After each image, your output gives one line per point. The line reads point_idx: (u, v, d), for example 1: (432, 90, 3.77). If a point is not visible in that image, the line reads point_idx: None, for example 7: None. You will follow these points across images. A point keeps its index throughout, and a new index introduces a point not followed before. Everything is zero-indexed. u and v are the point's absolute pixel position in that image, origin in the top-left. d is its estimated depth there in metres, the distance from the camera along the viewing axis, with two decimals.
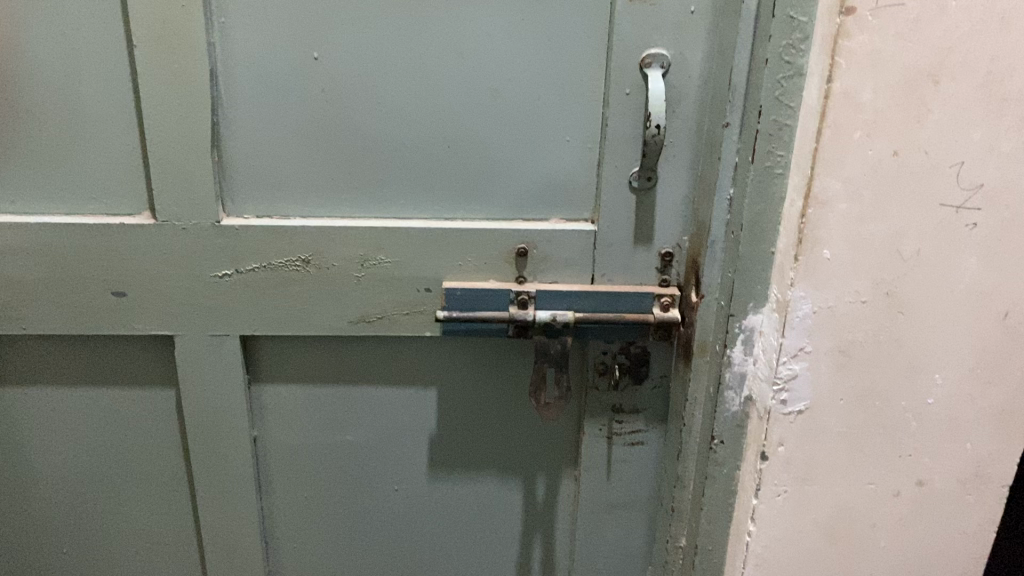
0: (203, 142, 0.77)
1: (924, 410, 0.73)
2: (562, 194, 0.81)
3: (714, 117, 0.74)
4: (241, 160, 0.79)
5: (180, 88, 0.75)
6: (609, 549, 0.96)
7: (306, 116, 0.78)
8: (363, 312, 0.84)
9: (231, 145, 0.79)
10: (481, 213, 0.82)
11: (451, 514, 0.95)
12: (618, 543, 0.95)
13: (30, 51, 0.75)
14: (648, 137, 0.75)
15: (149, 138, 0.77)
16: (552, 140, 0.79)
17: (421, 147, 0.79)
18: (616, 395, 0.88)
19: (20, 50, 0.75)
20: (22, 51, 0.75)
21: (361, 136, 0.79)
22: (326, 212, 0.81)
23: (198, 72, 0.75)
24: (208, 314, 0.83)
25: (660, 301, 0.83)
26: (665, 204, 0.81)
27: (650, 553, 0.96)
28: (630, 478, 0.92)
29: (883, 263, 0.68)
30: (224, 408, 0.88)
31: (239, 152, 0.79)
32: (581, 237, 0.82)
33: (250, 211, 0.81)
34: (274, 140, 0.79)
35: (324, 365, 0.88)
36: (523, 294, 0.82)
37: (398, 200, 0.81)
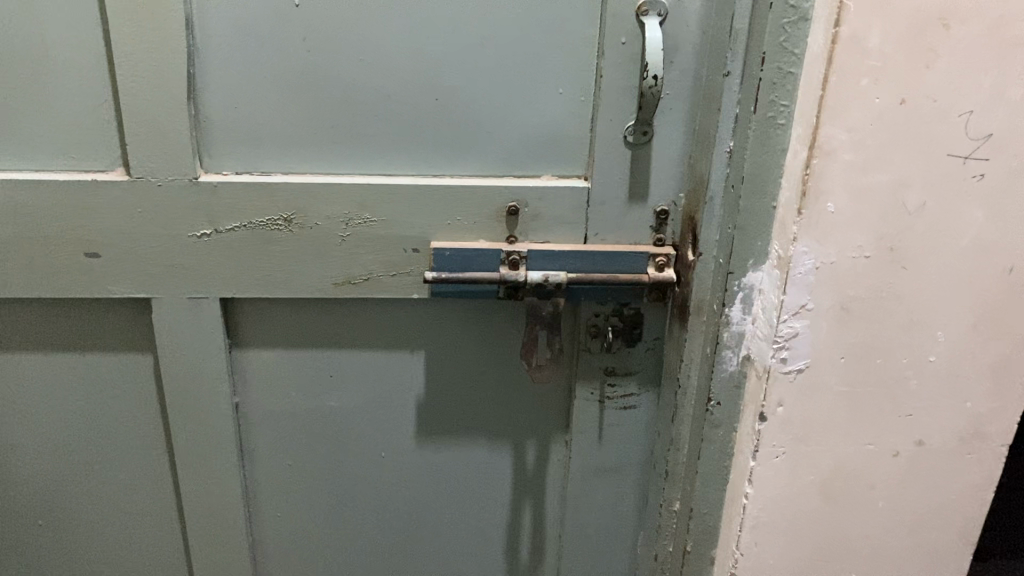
0: (179, 95, 0.73)
1: (925, 368, 0.72)
2: (554, 149, 0.79)
3: (713, 68, 0.71)
4: (219, 114, 0.76)
5: (154, 35, 0.71)
6: (600, 514, 0.94)
7: (287, 69, 0.74)
8: (347, 274, 0.81)
9: (209, 99, 0.75)
10: (469, 170, 0.79)
11: (439, 481, 0.93)
12: (609, 510, 0.94)
13: None
14: (645, 88, 0.72)
15: (121, 90, 0.73)
16: (544, 94, 0.77)
17: (408, 100, 0.76)
18: (609, 358, 0.86)
19: None
20: None
21: (345, 89, 0.75)
22: (308, 168, 0.78)
23: (174, 19, 0.71)
24: (186, 275, 0.80)
25: (654, 261, 0.81)
26: (661, 160, 0.78)
27: (642, 518, 0.95)
28: (622, 442, 0.91)
29: (887, 216, 0.66)
30: (204, 373, 0.85)
31: (217, 105, 0.75)
32: (573, 194, 0.79)
33: (229, 168, 0.78)
34: (254, 93, 0.75)
35: (308, 330, 0.85)
36: (514, 254, 0.80)
37: (385, 156, 0.78)
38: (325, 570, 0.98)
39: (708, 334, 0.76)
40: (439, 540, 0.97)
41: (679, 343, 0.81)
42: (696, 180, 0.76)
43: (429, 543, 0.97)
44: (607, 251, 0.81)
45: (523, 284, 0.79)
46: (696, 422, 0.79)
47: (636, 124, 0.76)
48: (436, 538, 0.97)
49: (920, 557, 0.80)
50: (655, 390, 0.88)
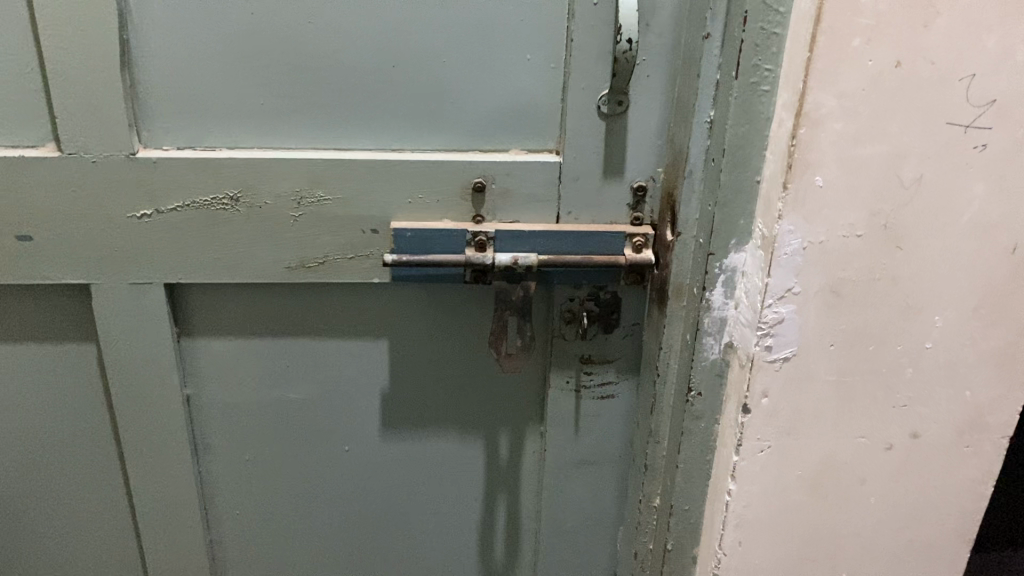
0: (112, 62, 0.67)
1: (921, 356, 0.66)
2: (523, 121, 0.73)
3: (693, 31, 0.66)
4: (157, 83, 0.70)
5: None
6: (577, 509, 0.89)
7: (230, 32, 0.68)
8: (302, 257, 0.75)
9: (147, 67, 0.69)
10: (431, 144, 0.73)
11: (407, 475, 0.88)
12: (587, 504, 0.89)
13: None
14: (619, 53, 0.67)
15: (47, 57, 0.67)
16: (511, 60, 0.71)
17: (362, 68, 0.70)
18: (584, 345, 0.81)
19: None
20: None
21: (294, 55, 0.69)
22: (257, 143, 0.72)
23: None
24: (128, 259, 0.74)
25: (632, 241, 0.76)
26: (638, 131, 0.73)
27: (622, 513, 0.90)
28: (600, 434, 0.86)
29: (880, 191, 0.60)
30: (151, 363, 0.79)
31: (154, 75, 0.69)
32: (544, 170, 0.74)
33: (171, 142, 0.72)
34: (195, 60, 0.69)
35: (262, 317, 0.79)
36: (481, 235, 0.74)
37: (340, 129, 0.72)
38: (288, 569, 0.93)
39: (688, 320, 0.71)
40: (408, 537, 0.92)
41: (657, 330, 0.76)
42: (674, 153, 0.71)
43: (399, 541, 0.92)
44: (581, 231, 0.76)
45: (490, 267, 0.74)
46: (675, 414, 0.74)
47: (611, 93, 0.70)
48: (405, 534, 0.91)
49: (915, 555, 0.75)
50: (634, 379, 0.83)
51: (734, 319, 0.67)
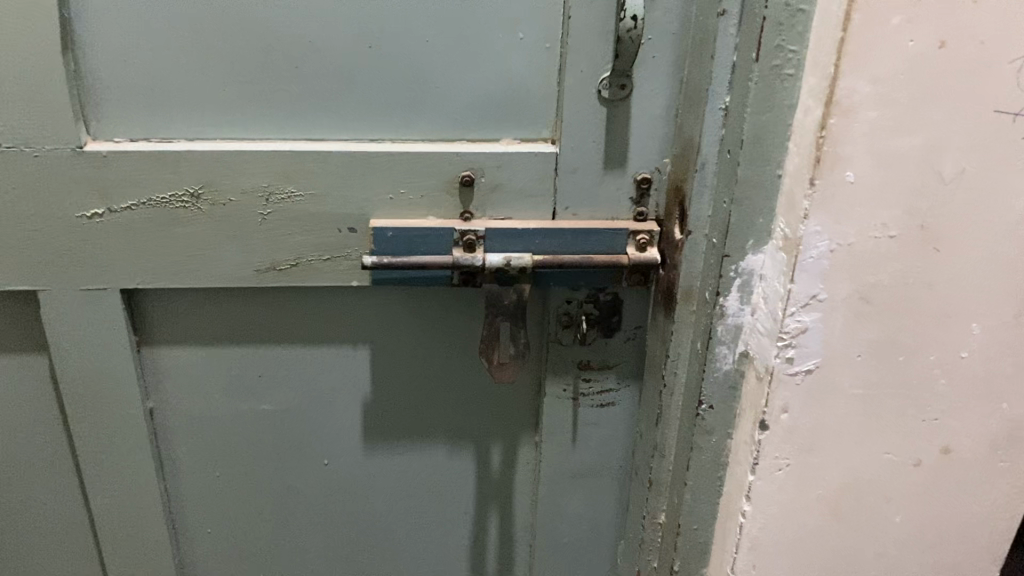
0: (52, 44, 0.60)
1: (955, 366, 0.60)
2: (515, 107, 0.66)
3: (705, 6, 0.59)
4: (104, 67, 0.62)
5: None
6: (575, 522, 0.83)
7: (186, 10, 0.60)
8: (272, 259, 0.68)
9: (92, 49, 0.61)
10: (413, 134, 0.66)
11: (392, 489, 0.82)
12: (586, 517, 0.83)
13: None
14: (624, 31, 0.60)
15: None
16: (502, 39, 0.64)
17: (336, 48, 0.63)
18: (582, 350, 0.75)
19: None
20: None
21: (259, 36, 0.62)
22: (218, 133, 0.65)
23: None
24: (78, 263, 0.67)
25: (635, 239, 0.69)
26: (642, 118, 0.66)
27: (623, 525, 0.84)
28: (598, 444, 0.79)
29: (918, 187, 0.54)
30: (109, 375, 0.72)
31: (101, 58, 0.62)
32: (539, 161, 0.67)
33: (123, 131, 0.64)
34: (147, 40, 0.61)
35: (230, 323, 0.72)
36: (469, 234, 0.67)
37: (312, 118, 0.65)
38: None
39: (697, 327, 0.64)
40: (394, 554, 0.85)
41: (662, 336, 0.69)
42: (683, 143, 0.64)
43: (384, 557, 0.86)
44: (579, 228, 0.69)
45: (480, 270, 0.67)
46: (682, 427, 0.68)
47: (612, 76, 0.64)
48: (391, 551, 0.85)
49: None
50: (636, 386, 0.77)
51: (750, 326, 0.61)
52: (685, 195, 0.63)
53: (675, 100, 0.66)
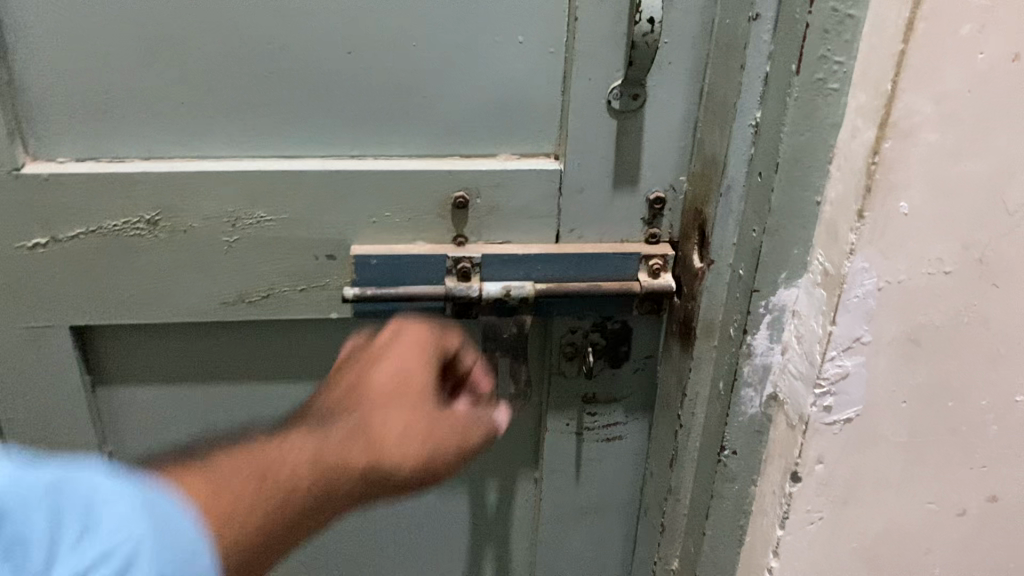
0: None
1: (1007, 410, 0.54)
2: (515, 119, 0.59)
3: (732, 7, 0.52)
4: (42, 78, 0.54)
5: None
6: (577, 561, 0.77)
7: (137, 12, 0.52)
8: (241, 291, 0.61)
9: (28, 57, 0.53)
10: (399, 149, 0.59)
11: (378, 530, 0.75)
12: (589, 555, 0.77)
13: None
14: (638, 37, 0.53)
15: None
16: (501, 44, 0.56)
17: (312, 55, 0.55)
18: (587, 383, 0.69)
19: None
20: None
21: (222, 41, 0.54)
22: (178, 151, 0.57)
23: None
24: (20, 298, 0.59)
25: (648, 264, 0.63)
26: (655, 130, 0.59)
27: (629, 564, 0.78)
28: (604, 481, 0.73)
29: (978, 218, 0.47)
30: (60, 419, 0.65)
31: (38, 67, 0.53)
32: (541, 179, 0.60)
33: (70, 150, 0.56)
34: (92, 46, 0.53)
35: (196, 359, 0.65)
36: (464, 261, 0.61)
37: (285, 133, 0.57)
38: None
39: (718, 367, 0.58)
40: None
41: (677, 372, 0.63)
42: (703, 160, 0.57)
43: None
44: (584, 252, 0.62)
45: (475, 301, 0.61)
46: (700, 472, 0.62)
47: (624, 85, 0.57)
48: None
49: None
50: (645, 419, 0.71)
51: (781, 367, 0.55)
52: (707, 220, 0.57)
53: (692, 111, 0.59)
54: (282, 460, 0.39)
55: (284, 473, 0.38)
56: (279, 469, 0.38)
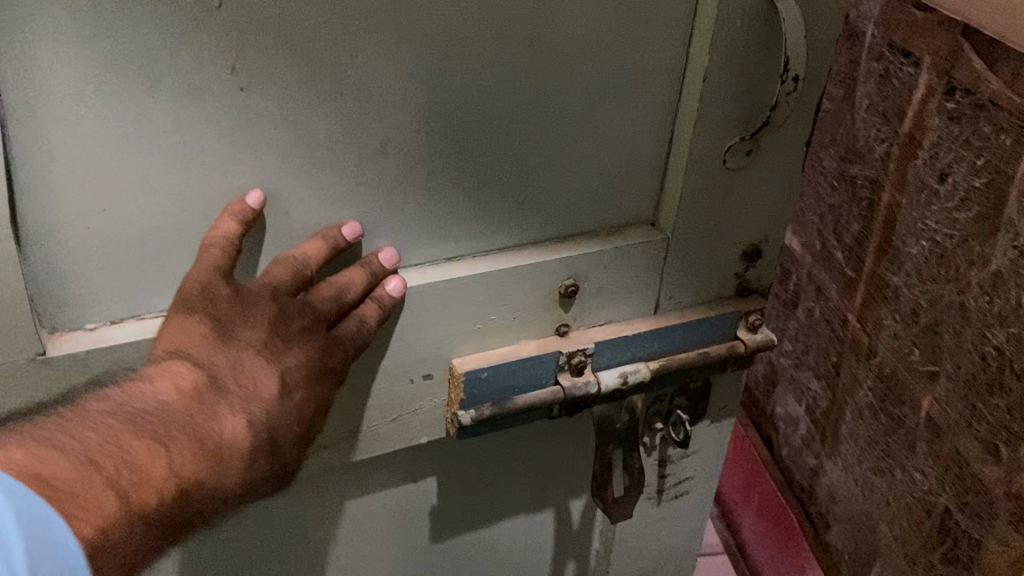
0: (272, 173, 0.57)
1: None
2: (626, 203, 0.71)
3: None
4: (314, 195, 0.59)
5: (240, 116, 0.54)
6: (654, 553, 0.98)
7: (396, 127, 0.59)
8: (446, 405, 0.72)
9: (226, 118, 0.54)
10: (534, 209, 0.67)
11: (499, 556, 0.87)
12: (661, 550, 0.99)
13: (28, 102, 0.48)
14: (783, 90, 0.65)
15: (191, 174, 0.55)
16: (637, 104, 0.66)
17: (490, 140, 0.62)
18: (664, 449, 0.89)
19: (28, 110, 0.49)
20: (27, 108, 0.48)
21: (459, 132, 0.61)
22: (409, 226, 0.64)
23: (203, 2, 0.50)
24: (465, 455, 0.76)
25: (748, 320, 0.81)
26: (759, 184, 0.73)
27: (696, 543, 1.01)
28: (676, 513, 0.96)
29: None
30: (298, 517, 0.72)
31: (314, 193, 0.59)
32: (655, 243, 0.73)
33: (224, 189, 0.56)
34: (293, 100, 0.55)
35: (393, 463, 0.73)
36: (578, 355, 0.72)
37: (448, 179, 0.63)
38: None
39: None
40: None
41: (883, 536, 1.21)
42: None
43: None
44: (692, 314, 0.78)
45: (593, 392, 0.73)
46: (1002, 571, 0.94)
47: (741, 142, 0.69)
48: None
49: None
50: (711, 462, 0.94)
51: None
52: None
53: (777, 163, 0.73)
54: (222, 470, 0.52)
55: (227, 467, 0.53)
56: (188, 480, 0.50)
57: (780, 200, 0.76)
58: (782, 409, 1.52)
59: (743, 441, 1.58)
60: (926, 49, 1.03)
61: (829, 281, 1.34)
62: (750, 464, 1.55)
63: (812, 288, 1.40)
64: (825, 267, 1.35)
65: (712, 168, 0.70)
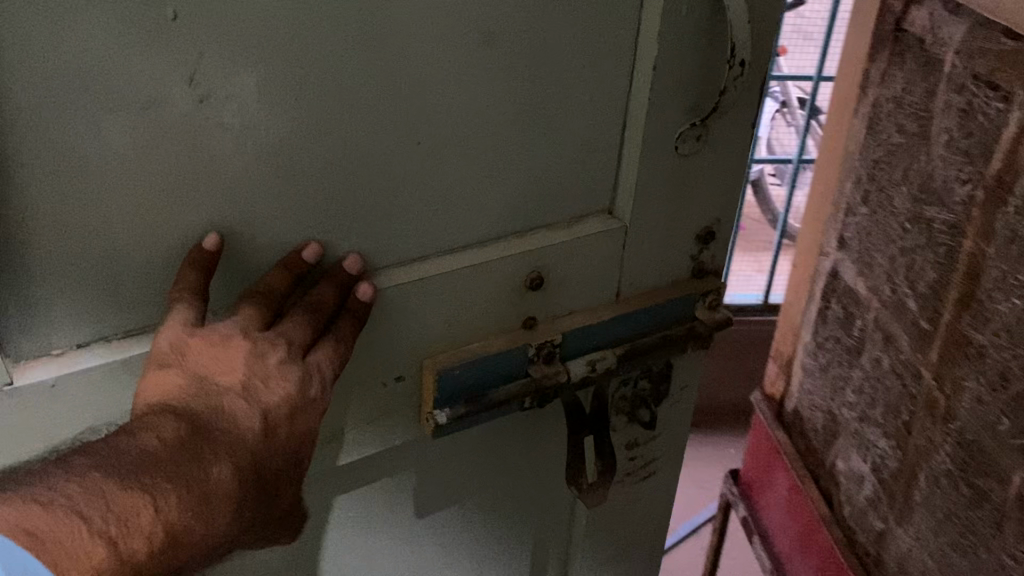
0: (235, 186, 0.57)
1: None
2: (586, 195, 0.72)
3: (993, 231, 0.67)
4: (278, 205, 0.59)
5: (198, 127, 0.54)
6: (629, 537, 1.00)
7: (356, 131, 0.59)
8: (420, 404, 0.72)
9: (184, 130, 0.53)
10: (497, 206, 0.68)
11: (479, 552, 0.87)
12: (636, 535, 1.00)
13: None
14: (730, 76, 0.67)
15: (152, 191, 0.54)
16: (590, 96, 0.67)
17: (449, 138, 0.63)
18: (631, 431, 0.91)
19: None
20: None
21: (418, 134, 0.61)
22: (374, 230, 0.64)
23: (157, 12, 0.49)
24: (439, 452, 0.77)
25: (706, 299, 0.83)
26: (709, 167, 0.75)
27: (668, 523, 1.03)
28: (648, 496, 0.98)
29: None
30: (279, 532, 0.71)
31: (278, 204, 0.59)
32: (614, 231, 0.74)
33: (188, 202, 0.56)
34: (253, 107, 0.55)
35: (369, 467, 0.73)
36: (546, 344, 0.74)
37: (410, 181, 0.63)
38: None
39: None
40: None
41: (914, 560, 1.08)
42: None
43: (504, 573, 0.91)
44: (653, 299, 0.80)
45: (563, 381, 0.75)
46: None
47: (691, 128, 0.71)
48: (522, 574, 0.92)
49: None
50: (677, 441, 0.96)
51: None
52: None
53: (726, 146, 0.75)
54: (210, 516, 0.51)
55: (214, 511, 0.52)
56: (175, 527, 0.49)
57: (730, 181, 0.78)
58: (844, 466, 1.20)
59: (783, 457, 1.33)
60: (929, 26, 0.98)
61: (900, 332, 1.07)
62: (796, 504, 1.30)
63: (883, 335, 1.11)
64: (896, 314, 1.08)
65: (665, 154, 0.72)
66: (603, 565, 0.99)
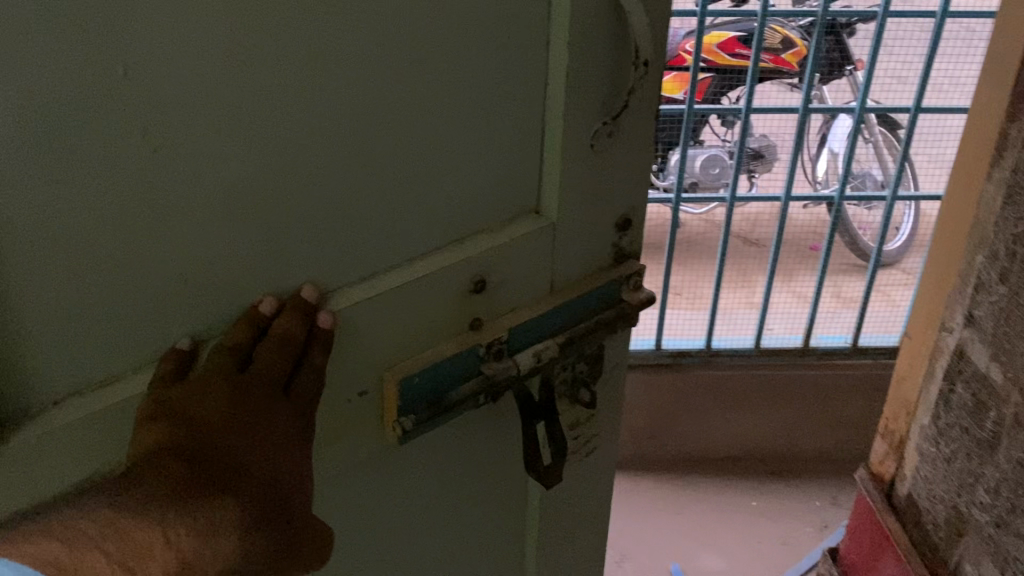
0: (192, 227, 0.59)
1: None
2: (513, 197, 0.77)
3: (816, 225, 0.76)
4: (234, 242, 0.61)
5: (154, 176, 0.55)
6: (580, 512, 1.05)
7: (300, 164, 0.62)
8: (382, 412, 0.76)
9: (139, 178, 0.55)
10: (436, 218, 0.72)
11: (445, 546, 0.91)
12: (585, 509, 1.06)
13: None
14: (637, 76, 0.73)
15: (114, 240, 0.56)
16: (510, 105, 0.71)
17: (387, 160, 0.66)
18: (573, 412, 0.96)
19: None
20: None
21: (358, 160, 0.64)
22: (325, 254, 0.67)
23: (107, 69, 0.51)
24: (403, 456, 0.80)
25: (630, 282, 0.89)
26: (621, 160, 0.81)
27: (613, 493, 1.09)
28: (593, 471, 1.04)
29: None
30: None
31: (234, 241, 0.61)
32: (543, 228, 0.79)
33: (151, 251, 0.57)
34: (207, 151, 0.57)
35: (339, 479, 0.76)
36: (494, 342, 0.78)
37: (355, 204, 0.66)
38: None
39: None
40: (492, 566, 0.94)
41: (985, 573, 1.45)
42: None
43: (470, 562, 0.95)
44: (583, 287, 0.85)
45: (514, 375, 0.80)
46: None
47: (604, 126, 0.77)
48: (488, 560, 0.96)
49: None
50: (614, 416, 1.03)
51: None
52: None
53: (634, 139, 0.81)
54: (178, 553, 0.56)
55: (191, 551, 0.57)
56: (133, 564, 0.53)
57: (641, 170, 0.84)
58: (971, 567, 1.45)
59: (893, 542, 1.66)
60: None
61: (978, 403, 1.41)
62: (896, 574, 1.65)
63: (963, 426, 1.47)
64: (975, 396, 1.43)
65: (583, 152, 0.77)
66: (559, 541, 1.04)
